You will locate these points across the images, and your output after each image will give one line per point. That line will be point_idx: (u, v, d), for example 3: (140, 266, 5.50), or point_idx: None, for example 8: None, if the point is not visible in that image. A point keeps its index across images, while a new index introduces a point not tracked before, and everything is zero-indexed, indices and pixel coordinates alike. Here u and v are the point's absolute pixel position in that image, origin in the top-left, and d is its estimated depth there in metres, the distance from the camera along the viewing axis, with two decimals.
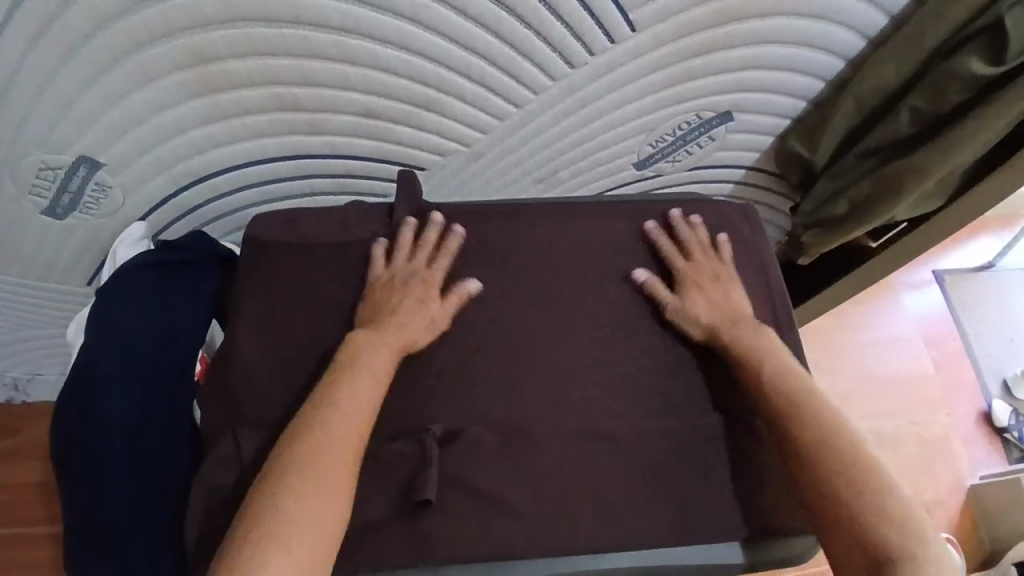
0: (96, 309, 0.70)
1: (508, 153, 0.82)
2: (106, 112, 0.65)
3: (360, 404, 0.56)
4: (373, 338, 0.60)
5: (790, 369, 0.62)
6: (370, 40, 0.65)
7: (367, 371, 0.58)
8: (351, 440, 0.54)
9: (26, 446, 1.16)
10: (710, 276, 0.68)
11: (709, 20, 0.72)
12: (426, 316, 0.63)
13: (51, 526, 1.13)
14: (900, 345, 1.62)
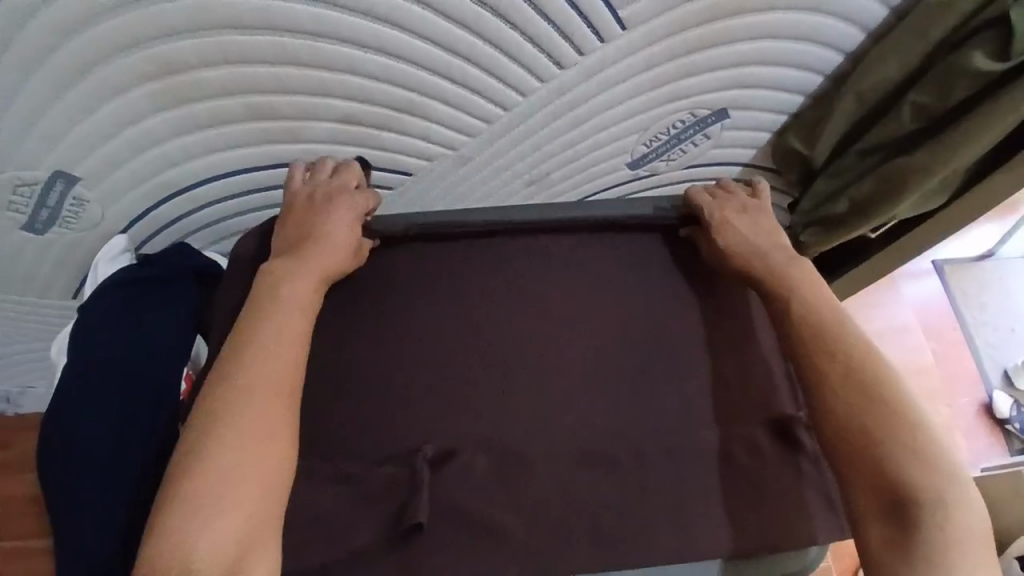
0: (75, 330, 0.69)
1: (498, 157, 0.80)
2: (75, 126, 0.63)
3: (282, 330, 0.56)
4: (290, 265, 0.60)
5: (823, 305, 0.61)
6: (348, 45, 0.62)
7: (288, 297, 0.58)
8: (278, 367, 0.54)
9: (18, 458, 1.15)
10: (738, 209, 0.69)
11: (700, 17, 0.69)
12: (341, 236, 0.63)
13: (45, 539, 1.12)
14: (901, 335, 1.62)
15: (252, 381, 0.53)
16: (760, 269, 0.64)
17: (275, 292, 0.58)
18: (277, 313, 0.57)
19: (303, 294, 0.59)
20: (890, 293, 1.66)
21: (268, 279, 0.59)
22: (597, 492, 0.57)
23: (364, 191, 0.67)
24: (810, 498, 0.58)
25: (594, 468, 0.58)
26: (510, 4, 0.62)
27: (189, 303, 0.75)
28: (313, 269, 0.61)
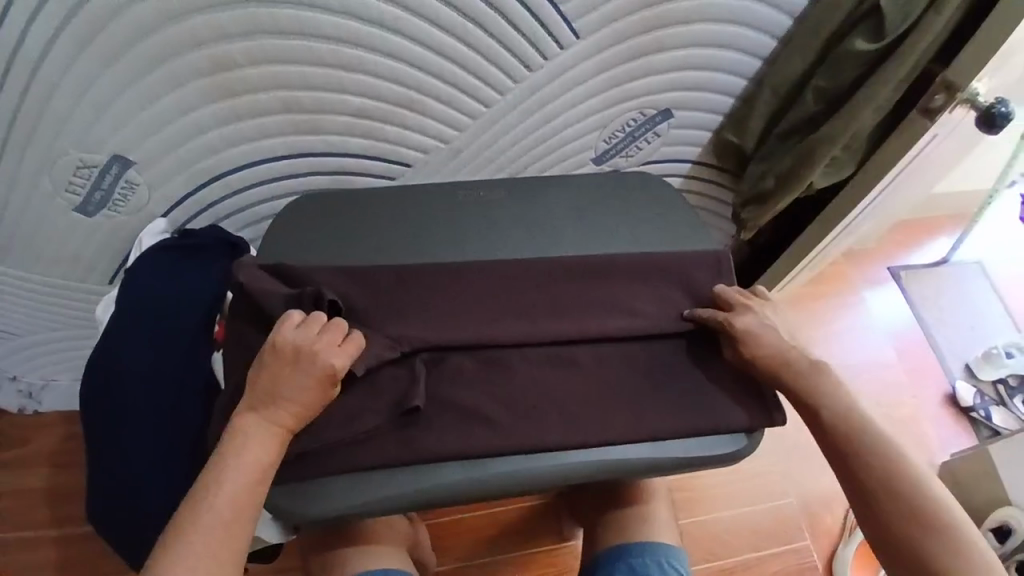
0: (125, 284, 0.81)
1: (483, 150, 0.94)
2: (136, 115, 0.78)
3: (232, 499, 0.58)
4: (258, 421, 0.61)
5: (849, 407, 0.67)
6: (360, 47, 0.78)
7: (244, 461, 0.59)
8: (220, 538, 0.56)
9: (31, 455, 1.17)
10: (759, 320, 0.71)
11: (637, 27, 0.85)
12: (306, 400, 0.62)
13: (57, 528, 1.12)
14: (865, 333, 1.54)
15: (194, 552, 0.55)
16: (784, 377, 0.69)
17: (234, 455, 0.59)
18: (230, 479, 0.58)
19: (258, 461, 0.59)
20: (851, 297, 1.59)
21: (231, 439, 0.60)
22: (567, 391, 0.69)
23: (347, 348, 0.64)
24: (740, 393, 0.71)
25: (558, 374, 0.70)
26: (484, 15, 0.79)
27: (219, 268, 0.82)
28: (275, 432, 0.61)
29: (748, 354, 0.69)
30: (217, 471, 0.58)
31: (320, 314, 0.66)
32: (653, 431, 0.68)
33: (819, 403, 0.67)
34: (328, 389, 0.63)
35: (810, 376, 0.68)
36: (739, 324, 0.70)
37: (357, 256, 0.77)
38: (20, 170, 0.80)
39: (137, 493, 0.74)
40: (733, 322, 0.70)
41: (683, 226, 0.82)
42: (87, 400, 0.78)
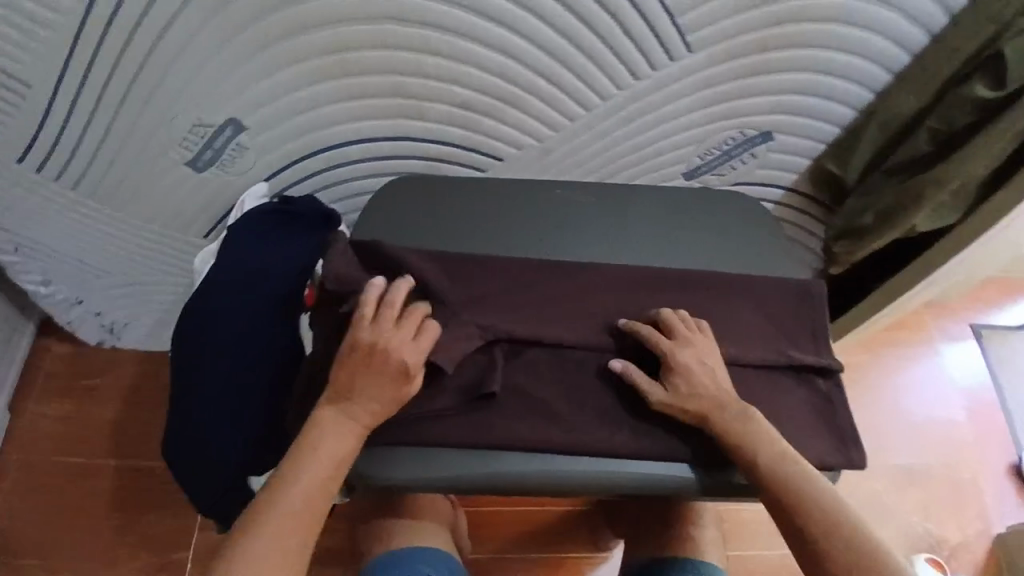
0: (226, 242, 0.85)
1: (575, 153, 0.94)
2: (256, 82, 0.82)
3: (307, 493, 0.61)
4: (341, 413, 0.64)
5: (783, 457, 0.64)
6: (475, 41, 0.80)
7: (326, 453, 0.62)
8: (294, 527, 0.60)
9: (104, 387, 1.23)
10: (697, 354, 0.68)
11: (751, 47, 0.84)
12: (381, 401, 0.64)
13: (118, 461, 1.18)
14: (937, 386, 1.45)
15: (269, 538, 0.59)
16: (714, 420, 0.66)
17: (312, 451, 0.63)
18: (311, 469, 0.62)
19: (333, 460, 0.63)
20: (925, 349, 1.48)
21: (310, 434, 0.63)
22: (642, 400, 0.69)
23: (419, 345, 0.66)
24: (819, 429, 0.71)
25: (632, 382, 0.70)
26: (600, 22, 0.78)
27: (316, 239, 0.87)
28: (354, 427, 0.64)
29: (672, 392, 0.67)
30: (296, 465, 0.62)
31: (403, 279, 0.70)
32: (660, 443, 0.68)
33: (754, 453, 0.64)
34: (403, 388, 0.65)
35: (741, 422, 0.66)
36: (678, 355, 0.68)
37: (447, 243, 0.79)
38: (144, 121, 0.85)
39: (222, 442, 0.78)
40: (672, 353, 0.68)
41: (774, 253, 0.80)
42: (177, 346, 0.83)
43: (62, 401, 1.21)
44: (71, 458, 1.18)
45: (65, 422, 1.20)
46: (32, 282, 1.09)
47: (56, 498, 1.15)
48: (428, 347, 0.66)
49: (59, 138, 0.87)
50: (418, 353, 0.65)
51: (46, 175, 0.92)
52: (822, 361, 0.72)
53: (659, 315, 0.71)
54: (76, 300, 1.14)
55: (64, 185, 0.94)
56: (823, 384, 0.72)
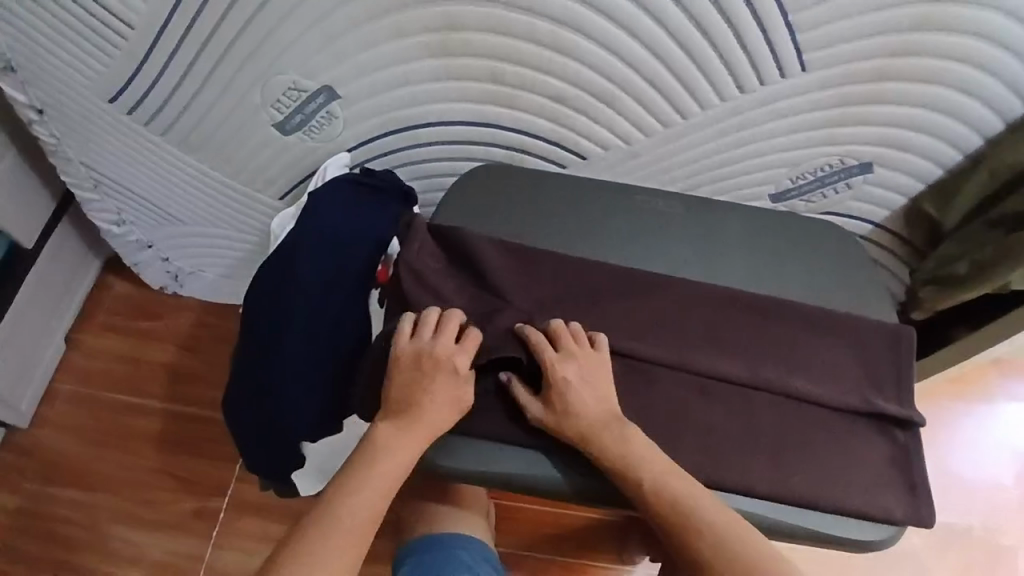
0: (308, 207, 0.87)
1: (661, 160, 0.91)
2: (357, 54, 0.82)
3: (363, 506, 0.61)
4: (400, 424, 0.64)
5: (670, 475, 0.62)
6: (582, 35, 0.77)
7: (385, 464, 0.63)
8: (347, 539, 0.60)
9: (159, 330, 1.26)
10: (579, 372, 0.65)
11: (867, 75, 0.79)
12: (440, 413, 0.64)
13: (163, 403, 1.21)
14: (999, 448, 1.34)
15: (322, 549, 0.59)
16: (593, 443, 0.63)
17: (371, 463, 0.63)
18: (371, 478, 0.62)
19: (391, 474, 0.63)
20: (990, 408, 1.37)
21: (369, 448, 0.64)
22: (712, 424, 0.66)
23: (463, 349, 0.66)
24: (893, 482, 0.67)
25: (702, 403, 0.67)
26: (716, 30, 0.75)
27: (393, 213, 0.87)
28: (414, 439, 0.63)
29: (555, 409, 0.64)
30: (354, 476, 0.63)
31: (448, 312, 0.68)
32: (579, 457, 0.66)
33: (636, 474, 0.62)
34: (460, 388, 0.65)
35: (621, 448, 0.62)
36: (556, 370, 0.64)
37: (530, 239, 0.77)
38: (241, 78, 0.86)
39: (283, 400, 0.80)
40: (553, 366, 0.64)
41: (863, 292, 0.77)
42: (252, 299, 0.86)
43: (120, 338, 1.25)
44: (120, 395, 1.21)
45: (120, 359, 1.23)
46: (107, 220, 1.12)
47: (105, 431, 1.18)
48: (472, 351, 0.66)
49: (156, 85, 0.89)
50: (462, 358, 0.65)
51: (136, 119, 0.94)
52: (903, 412, 0.69)
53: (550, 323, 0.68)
54: (147, 244, 1.17)
55: (152, 131, 0.96)
56: (901, 436, 0.69)
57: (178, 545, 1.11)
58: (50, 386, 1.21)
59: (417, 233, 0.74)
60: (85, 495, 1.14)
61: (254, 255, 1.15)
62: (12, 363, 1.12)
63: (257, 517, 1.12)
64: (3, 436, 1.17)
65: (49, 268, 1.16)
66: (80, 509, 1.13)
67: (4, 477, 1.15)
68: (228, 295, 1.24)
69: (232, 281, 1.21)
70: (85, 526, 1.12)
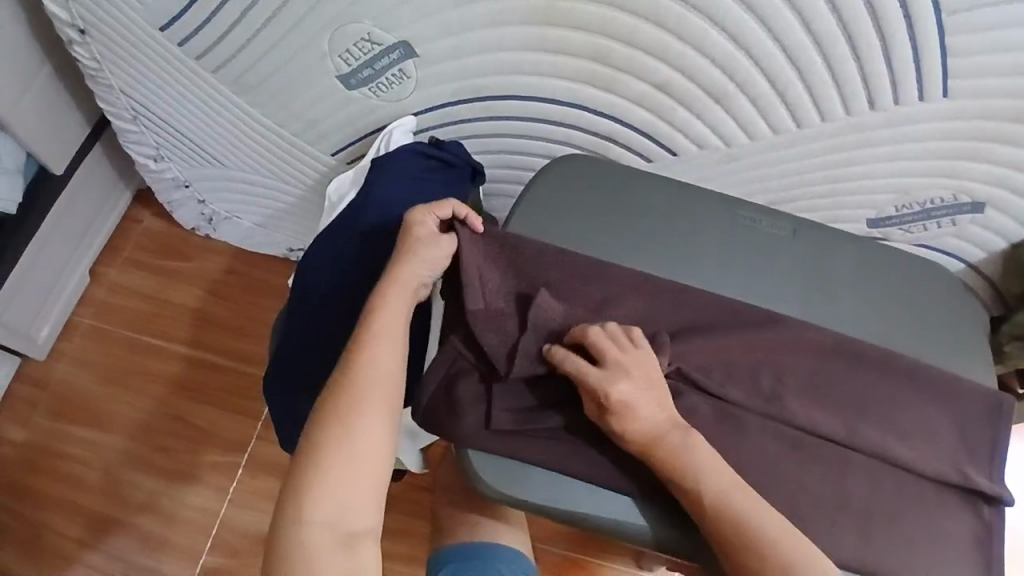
0: (372, 175, 0.80)
1: (759, 169, 0.83)
2: (447, 10, 0.73)
3: (370, 383, 0.60)
4: (387, 296, 0.65)
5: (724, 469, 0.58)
6: (710, 22, 0.68)
7: (383, 332, 0.63)
8: (374, 414, 0.59)
9: (185, 272, 1.20)
10: (633, 388, 0.59)
11: (1010, 113, 0.70)
12: (420, 271, 0.66)
13: (183, 349, 1.16)
14: None
15: (351, 430, 0.58)
16: (654, 454, 0.58)
17: (367, 342, 0.62)
18: (374, 346, 0.62)
19: (385, 353, 0.62)
20: None
21: (365, 323, 0.64)
22: (801, 483, 0.61)
23: (427, 211, 0.68)
24: (973, 564, 0.62)
25: (789, 458, 0.62)
26: (862, 37, 0.66)
27: (462, 193, 0.83)
28: (402, 301, 0.65)
29: (618, 427, 0.58)
30: (353, 366, 0.61)
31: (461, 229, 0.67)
32: (645, 494, 0.60)
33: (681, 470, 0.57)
34: (441, 245, 0.66)
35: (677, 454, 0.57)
36: (609, 395, 0.58)
37: (612, 248, 0.71)
38: (312, 20, 0.77)
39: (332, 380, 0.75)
40: (604, 392, 0.58)
41: (964, 349, 0.70)
42: (302, 266, 0.80)
43: (144, 275, 1.20)
44: (138, 334, 1.16)
45: (143, 299, 1.18)
46: (144, 154, 1.07)
47: (124, 372, 1.14)
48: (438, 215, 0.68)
49: (215, 15, 0.80)
50: (426, 219, 0.68)
51: (188, 50, 0.86)
52: (996, 489, 0.63)
53: (589, 329, 0.61)
54: (183, 183, 1.11)
55: (202, 65, 0.87)
56: (987, 512, 0.64)
57: (190, 497, 1.08)
58: (70, 318, 1.17)
59: (468, 253, 0.65)
60: (98, 435, 1.11)
61: (296, 209, 1.08)
62: (32, 292, 1.07)
63: (272, 480, 1.08)
64: (18, 363, 1.14)
65: (79, 195, 1.09)
66: (93, 450, 1.10)
67: (17, 407, 1.12)
68: (261, 245, 1.18)
69: (268, 231, 1.15)
70: (96, 467, 1.09)
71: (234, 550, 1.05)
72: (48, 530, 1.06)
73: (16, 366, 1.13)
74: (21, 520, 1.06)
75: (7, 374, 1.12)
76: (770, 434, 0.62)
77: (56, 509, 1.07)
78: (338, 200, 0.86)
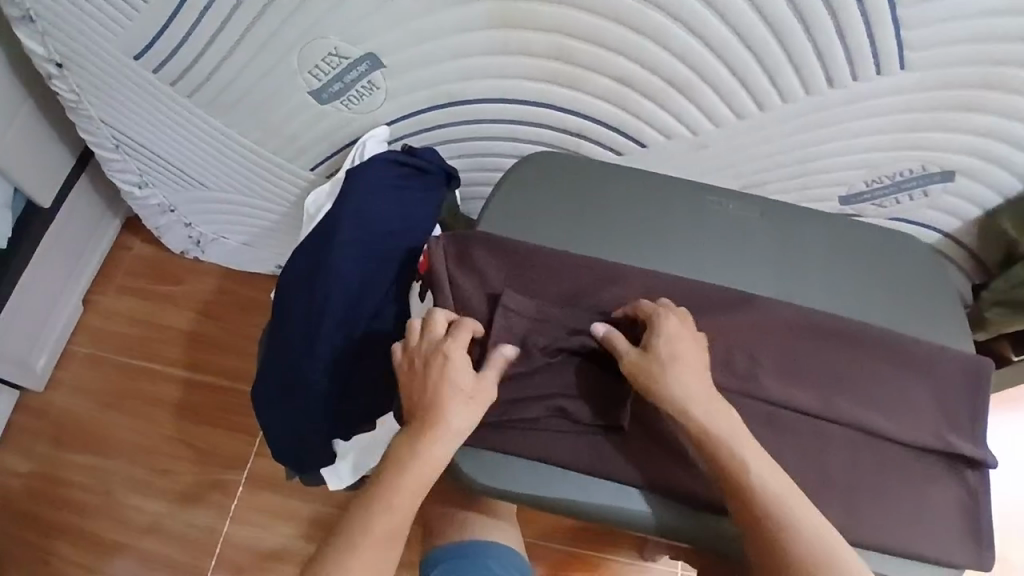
0: (346, 185, 0.82)
1: (727, 154, 0.84)
2: (408, 20, 0.74)
3: (384, 527, 0.57)
4: (424, 435, 0.58)
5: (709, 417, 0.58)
6: (664, 14, 0.69)
7: (410, 476, 0.58)
8: (379, 559, 0.56)
9: (177, 295, 1.22)
10: (677, 359, 0.59)
11: (967, 81, 0.71)
12: (463, 420, 0.59)
13: (179, 370, 1.17)
14: None
15: (351, 570, 0.55)
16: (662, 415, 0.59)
17: (392, 479, 0.58)
18: (397, 487, 0.58)
19: (411, 496, 0.58)
20: None
21: (397, 454, 0.59)
22: (780, 458, 0.62)
23: (458, 345, 0.61)
24: (959, 527, 0.63)
25: (766, 432, 0.63)
26: (816, 17, 0.67)
27: (438, 197, 0.84)
28: (438, 445, 0.58)
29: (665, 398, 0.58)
30: (375, 500, 0.58)
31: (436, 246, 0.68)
32: (626, 476, 0.61)
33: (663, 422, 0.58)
34: (483, 397, 0.60)
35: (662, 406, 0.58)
36: (656, 360, 0.59)
37: (584, 240, 0.72)
38: (279, 40, 0.79)
39: (318, 389, 0.76)
40: (653, 361, 0.59)
41: (938, 317, 0.71)
42: (283, 280, 0.83)
43: (137, 301, 1.21)
44: (134, 359, 1.18)
45: (137, 323, 1.20)
46: (129, 182, 1.09)
47: (122, 396, 1.16)
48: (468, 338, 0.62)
49: (186, 41, 0.82)
50: (460, 355, 0.60)
51: (162, 77, 0.88)
52: (977, 452, 0.64)
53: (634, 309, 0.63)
54: (169, 207, 1.13)
55: (177, 90, 0.89)
56: (971, 476, 0.64)
57: (193, 516, 1.09)
58: (67, 347, 1.19)
59: (436, 259, 0.67)
60: (100, 460, 1.12)
61: (281, 226, 1.09)
62: (27, 323, 1.09)
63: (273, 494, 1.10)
64: (18, 394, 1.16)
65: (67, 226, 1.11)
66: (96, 475, 1.11)
67: (18, 437, 1.14)
68: (250, 264, 1.20)
69: (255, 249, 1.17)
70: (99, 492, 1.10)
71: (239, 565, 1.06)
72: (55, 556, 1.07)
73: (15, 397, 1.15)
74: (28, 549, 1.08)
75: (8, 406, 1.14)
76: (744, 413, 0.63)
77: (61, 536, 1.08)
78: (317, 213, 0.88)
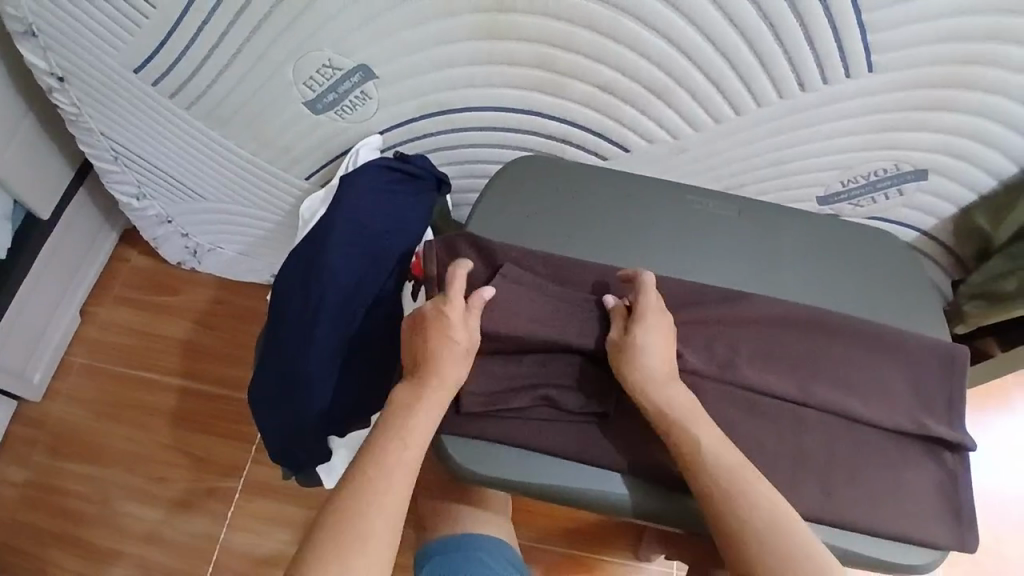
0: (339, 192, 0.85)
1: (707, 157, 0.87)
2: (397, 32, 0.78)
3: (393, 469, 0.59)
4: (425, 382, 0.62)
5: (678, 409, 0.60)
6: (641, 24, 0.73)
7: (416, 421, 0.61)
8: (393, 501, 0.58)
9: (174, 305, 1.23)
10: (651, 336, 0.62)
11: (932, 81, 0.74)
12: (461, 368, 0.63)
13: (175, 379, 1.18)
14: None
15: (367, 513, 0.56)
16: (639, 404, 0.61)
17: (398, 426, 0.60)
18: (403, 431, 0.60)
19: (417, 440, 0.60)
20: None
21: (399, 403, 0.62)
22: (762, 443, 0.64)
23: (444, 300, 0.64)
24: (941, 510, 0.64)
25: (748, 420, 0.65)
26: (784, 23, 0.71)
27: (429, 201, 0.87)
28: (440, 391, 0.62)
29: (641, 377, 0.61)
30: (383, 447, 0.60)
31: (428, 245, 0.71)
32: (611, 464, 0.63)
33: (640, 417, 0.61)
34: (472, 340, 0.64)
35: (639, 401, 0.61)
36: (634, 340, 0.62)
37: (570, 239, 0.74)
38: (274, 52, 0.82)
39: (312, 387, 0.77)
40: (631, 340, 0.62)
41: (915, 308, 0.73)
42: (278, 286, 0.85)
43: (134, 311, 1.23)
44: (131, 368, 1.19)
45: (135, 334, 1.21)
46: (127, 194, 1.11)
47: (119, 406, 1.17)
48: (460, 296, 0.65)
49: (184, 55, 0.85)
50: (453, 309, 0.64)
51: (161, 90, 0.91)
52: (954, 435, 0.66)
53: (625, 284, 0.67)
54: (166, 218, 1.15)
55: (175, 102, 0.92)
56: (950, 459, 0.66)
57: (189, 524, 1.09)
58: (64, 358, 1.20)
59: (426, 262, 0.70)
60: (96, 469, 1.13)
61: (277, 235, 1.11)
62: (25, 333, 1.10)
63: (269, 500, 1.10)
64: (15, 405, 1.16)
65: (66, 238, 1.13)
66: (93, 484, 1.12)
67: (15, 448, 1.14)
68: (246, 274, 1.22)
69: (251, 259, 1.19)
70: (95, 501, 1.11)
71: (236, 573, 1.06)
72: (51, 566, 1.07)
73: (13, 408, 1.16)
74: (22, 559, 1.07)
75: (5, 416, 1.15)
76: (726, 401, 0.65)
77: (57, 546, 1.08)
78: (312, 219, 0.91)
